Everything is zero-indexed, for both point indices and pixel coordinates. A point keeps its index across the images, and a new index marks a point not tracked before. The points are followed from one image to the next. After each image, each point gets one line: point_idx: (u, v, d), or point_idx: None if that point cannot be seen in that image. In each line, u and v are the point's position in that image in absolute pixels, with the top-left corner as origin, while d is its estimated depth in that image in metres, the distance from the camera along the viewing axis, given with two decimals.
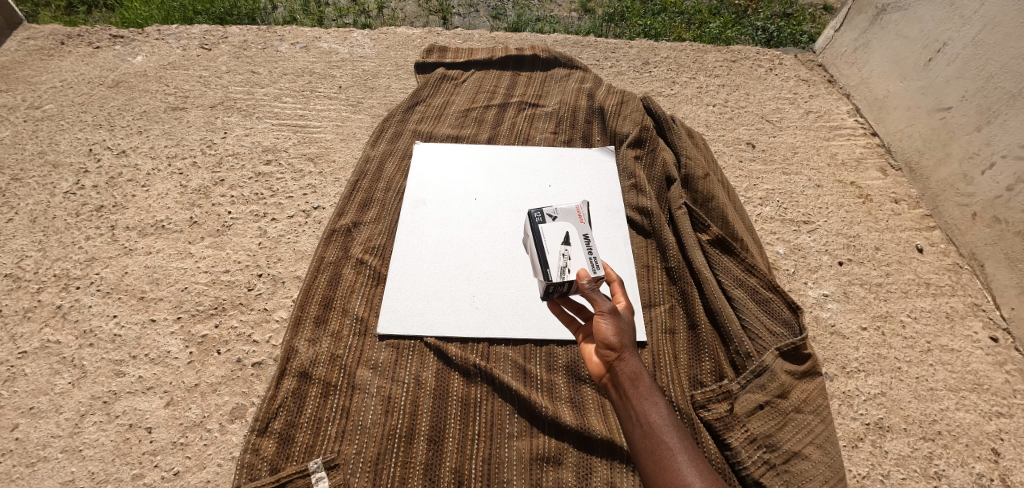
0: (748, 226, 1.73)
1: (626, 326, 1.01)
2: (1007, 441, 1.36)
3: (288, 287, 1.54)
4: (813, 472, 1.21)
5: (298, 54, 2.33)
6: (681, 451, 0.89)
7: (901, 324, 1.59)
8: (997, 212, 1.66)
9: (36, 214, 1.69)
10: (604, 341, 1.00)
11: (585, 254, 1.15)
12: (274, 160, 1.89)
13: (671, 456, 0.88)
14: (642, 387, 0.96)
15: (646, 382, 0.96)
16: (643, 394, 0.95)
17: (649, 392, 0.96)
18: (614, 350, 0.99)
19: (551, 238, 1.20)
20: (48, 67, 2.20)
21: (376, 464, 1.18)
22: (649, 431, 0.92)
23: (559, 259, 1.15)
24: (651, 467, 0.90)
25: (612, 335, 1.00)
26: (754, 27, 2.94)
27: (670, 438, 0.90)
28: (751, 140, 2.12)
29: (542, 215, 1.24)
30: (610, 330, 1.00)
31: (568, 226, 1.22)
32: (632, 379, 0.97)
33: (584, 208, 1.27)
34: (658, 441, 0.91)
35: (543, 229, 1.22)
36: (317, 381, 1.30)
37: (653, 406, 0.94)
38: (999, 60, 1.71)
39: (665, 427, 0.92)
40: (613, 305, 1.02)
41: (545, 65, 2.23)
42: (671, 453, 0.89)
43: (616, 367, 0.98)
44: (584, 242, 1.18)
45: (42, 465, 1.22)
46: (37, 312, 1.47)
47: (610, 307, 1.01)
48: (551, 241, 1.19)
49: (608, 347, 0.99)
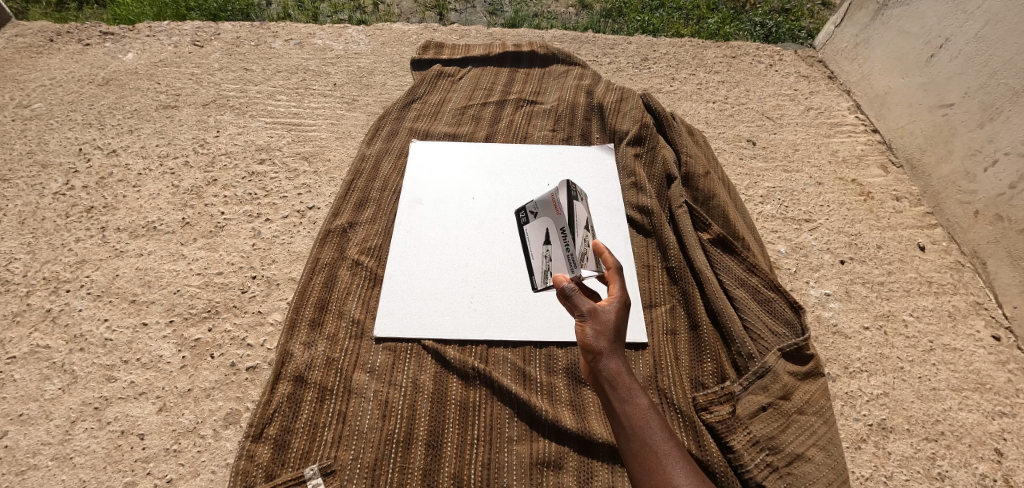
0: (749, 225, 1.71)
1: (606, 327, 1.00)
2: (1010, 441, 1.35)
3: (283, 289, 1.52)
4: (816, 474, 1.19)
5: (291, 51, 2.30)
6: (667, 452, 0.89)
7: (903, 323, 1.57)
8: (1000, 210, 1.64)
9: (25, 216, 1.66)
10: (585, 345, 1.00)
11: (562, 255, 1.21)
12: (268, 159, 1.85)
13: (658, 458, 0.89)
14: (625, 389, 0.95)
15: (628, 383, 0.96)
16: (626, 397, 0.95)
17: (632, 393, 0.95)
18: (594, 352, 0.99)
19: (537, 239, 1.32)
20: (37, 65, 2.16)
21: (373, 470, 1.16)
22: (634, 434, 0.92)
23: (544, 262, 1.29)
24: (637, 470, 0.90)
25: (592, 338, 1.00)
26: (752, 23, 2.91)
27: (656, 439, 0.90)
28: (751, 137, 2.10)
29: (526, 214, 1.34)
30: (591, 333, 1.00)
31: (547, 220, 1.26)
32: (613, 381, 0.96)
33: (559, 196, 1.19)
34: (644, 442, 0.91)
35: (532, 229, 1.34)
36: (313, 385, 1.28)
37: (636, 407, 0.93)
38: (1002, 56, 1.69)
39: (650, 428, 0.92)
40: (591, 306, 1.03)
41: (543, 61, 2.20)
42: (657, 453, 0.89)
43: (597, 370, 0.98)
44: (561, 238, 1.21)
45: (32, 473, 1.19)
46: (26, 316, 1.44)
47: (588, 310, 1.02)
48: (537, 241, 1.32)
49: (588, 350, 0.99)
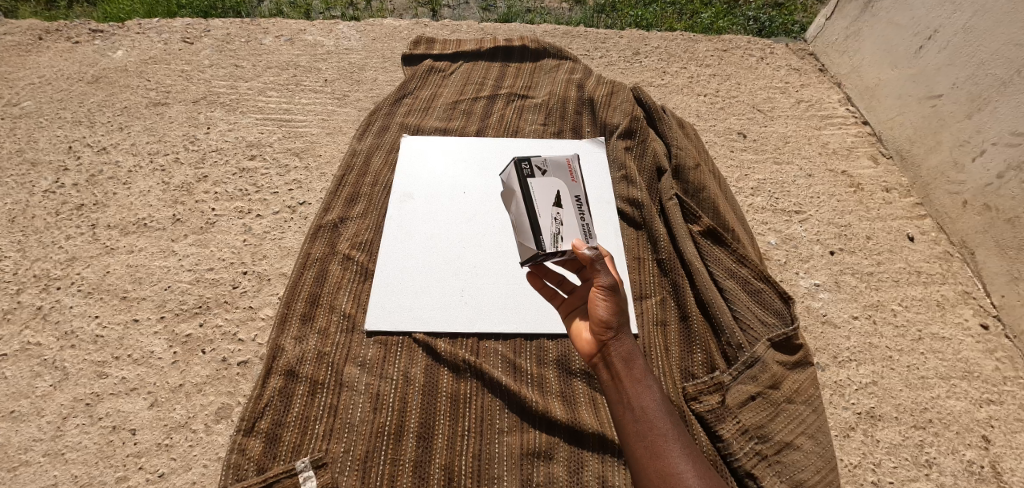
0: (739, 216, 1.71)
1: (621, 304, 0.98)
2: (997, 428, 1.37)
3: (274, 285, 1.52)
4: (804, 462, 1.20)
5: (282, 47, 2.29)
6: (673, 436, 0.87)
7: (892, 312, 1.58)
8: (988, 200, 1.65)
9: (16, 213, 1.65)
10: (598, 317, 0.97)
11: (577, 223, 1.14)
12: (259, 155, 1.85)
13: (662, 442, 0.86)
14: (636, 371, 0.93)
15: (640, 364, 0.94)
16: (637, 377, 0.92)
17: (644, 375, 0.92)
18: (607, 327, 0.96)
19: (543, 200, 1.15)
20: (26, 64, 2.15)
21: (364, 462, 1.17)
22: (639, 414, 0.89)
23: (552, 225, 1.12)
24: (641, 453, 0.87)
25: (607, 315, 0.96)
26: (745, 17, 2.92)
27: (664, 424, 0.88)
28: (742, 130, 2.11)
29: (533, 167, 1.19)
30: (607, 307, 0.96)
31: (559, 184, 1.20)
32: (624, 360, 0.93)
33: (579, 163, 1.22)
34: (649, 425, 0.88)
35: (538, 192, 1.16)
36: (304, 379, 1.28)
37: (646, 390, 0.91)
38: (990, 46, 1.71)
39: (657, 412, 0.89)
40: (613, 280, 0.98)
41: (534, 55, 2.19)
42: (661, 438, 0.87)
43: (610, 346, 0.95)
44: (576, 203, 1.17)
45: (24, 469, 1.19)
46: (16, 313, 1.44)
47: (609, 282, 0.97)
48: (542, 200, 1.15)
49: (602, 324, 0.96)
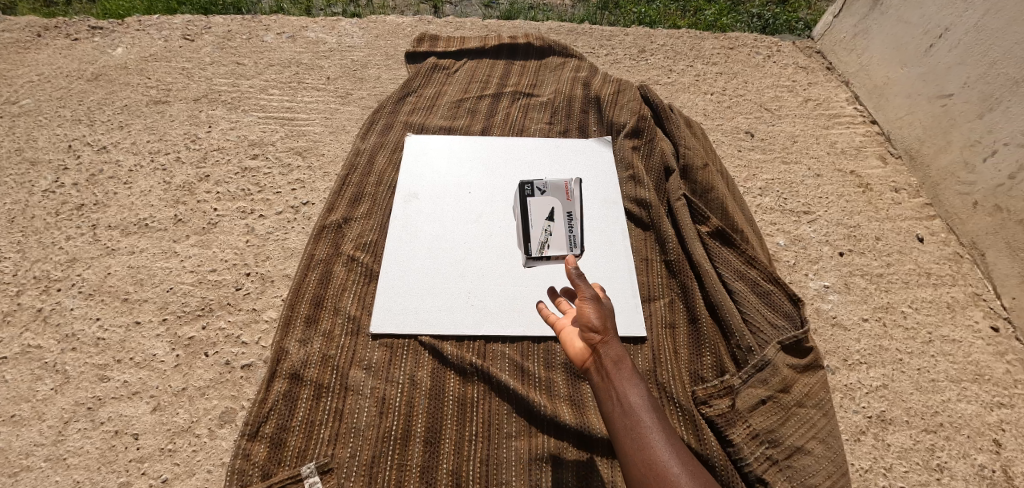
0: (748, 217, 1.69)
1: (607, 311, 0.95)
2: (1008, 432, 1.35)
3: (277, 286, 1.50)
4: (816, 467, 1.19)
5: (284, 45, 2.27)
6: (657, 429, 0.86)
7: (902, 315, 1.57)
8: (999, 200, 1.63)
9: (15, 213, 1.63)
10: (585, 322, 0.93)
11: (564, 233, 1.44)
12: (261, 154, 1.83)
13: (649, 435, 0.85)
14: (623, 369, 0.90)
15: (627, 362, 0.91)
16: (626, 375, 0.89)
17: (631, 372, 0.90)
18: (595, 333, 0.92)
19: (537, 215, 1.45)
20: (24, 61, 2.12)
21: (370, 468, 1.15)
22: (627, 410, 0.86)
23: (541, 234, 1.46)
24: (629, 448, 0.85)
25: (595, 320, 0.93)
26: (749, 14, 2.89)
27: (649, 418, 0.86)
28: (749, 129, 2.09)
29: (533, 188, 1.44)
30: (596, 316, 0.93)
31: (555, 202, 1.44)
32: (614, 361, 0.90)
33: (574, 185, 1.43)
34: (638, 421, 0.86)
35: (536, 201, 1.45)
36: (309, 382, 1.26)
37: (633, 386, 0.88)
38: (1003, 44, 1.68)
39: (644, 407, 0.87)
40: (596, 291, 0.96)
41: (540, 52, 2.17)
42: (649, 432, 0.85)
43: (599, 348, 0.92)
44: (565, 219, 1.43)
45: (26, 475, 1.17)
46: (16, 316, 1.42)
47: (596, 294, 0.95)
48: (535, 215, 1.45)
49: (590, 330, 0.93)
